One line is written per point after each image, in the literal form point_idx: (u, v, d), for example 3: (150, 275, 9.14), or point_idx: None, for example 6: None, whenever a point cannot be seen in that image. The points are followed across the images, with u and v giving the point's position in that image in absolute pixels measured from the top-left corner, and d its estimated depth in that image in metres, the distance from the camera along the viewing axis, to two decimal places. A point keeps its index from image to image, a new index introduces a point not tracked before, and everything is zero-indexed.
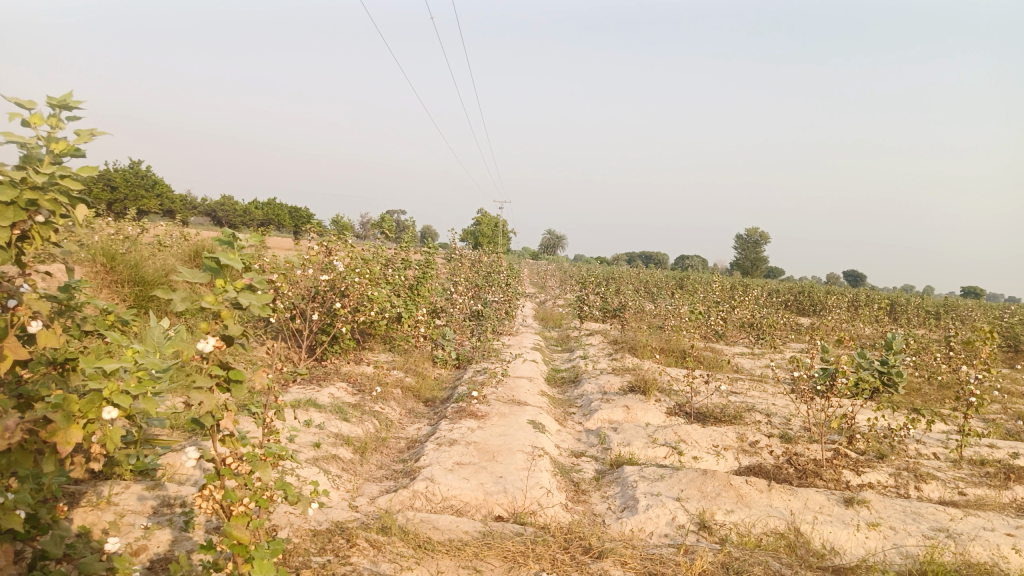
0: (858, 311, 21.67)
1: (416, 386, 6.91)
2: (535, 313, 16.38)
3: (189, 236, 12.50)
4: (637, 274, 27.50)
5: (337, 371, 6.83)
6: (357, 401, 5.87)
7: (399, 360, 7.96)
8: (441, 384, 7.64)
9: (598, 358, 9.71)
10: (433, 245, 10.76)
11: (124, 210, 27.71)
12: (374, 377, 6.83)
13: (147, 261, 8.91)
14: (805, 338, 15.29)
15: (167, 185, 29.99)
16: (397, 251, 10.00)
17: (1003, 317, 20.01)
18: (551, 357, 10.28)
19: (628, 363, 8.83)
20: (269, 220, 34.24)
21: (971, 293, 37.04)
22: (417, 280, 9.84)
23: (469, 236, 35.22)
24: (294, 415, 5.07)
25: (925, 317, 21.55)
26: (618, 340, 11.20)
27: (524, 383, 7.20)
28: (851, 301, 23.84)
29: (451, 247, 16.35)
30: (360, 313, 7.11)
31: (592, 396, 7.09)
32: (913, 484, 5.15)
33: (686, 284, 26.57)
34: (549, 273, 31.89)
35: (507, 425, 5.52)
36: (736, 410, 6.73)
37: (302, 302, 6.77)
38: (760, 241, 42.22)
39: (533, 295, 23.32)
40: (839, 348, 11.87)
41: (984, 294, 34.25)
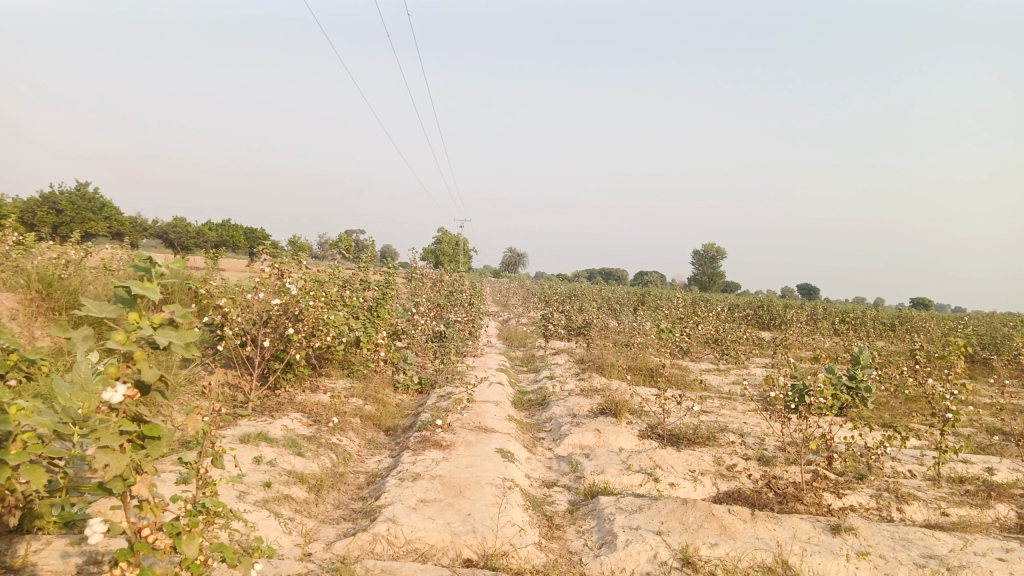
0: (817, 324, 21.88)
1: (377, 414, 6.56)
2: (499, 332, 16.08)
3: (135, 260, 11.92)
4: (599, 290, 27.44)
5: (291, 401, 6.44)
6: (313, 433, 5.50)
7: (358, 386, 7.58)
8: (402, 411, 7.29)
9: (565, 378, 9.45)
10: (393, 265, 10.41)
11: (69, 233, 26.67)
12: (331, 406, 6.46)
13: (87, 286, 8.39)
14: (769, 353, 15.28)
15: (116, 207, 29.01)
16: (354, 272, 9.64)
17: (956, 328, 20.40)
18: (517, 378, 9.98)
19: (596, 384, 8.59)
20: (223, 242, 33.37)
21: (921, 305, 37.97)
22: (376, 301, 9.48)
23: (429, 255, 34.83)
24: (243, 452, 4.69)
25: (882, 329, 21.86)
26: (584, 359, 10.97)
27: (491, 408, 6.89)
28: (810, 314, 24.10)
29: (411, 267, 15.99)
30: (316, 338, 6.75)
31: (561, 419, 6.82)
32: (895, 506, 4.98)
33: (647, 301, 26.58)
34: (510, 292, 31.66)
35: (474, 455, 5.20)
36: (709, 431, 6.52)
37: (254, 327, 6.38)
38: (718, 256, 42.70)
39: (495, 314, 23.04)
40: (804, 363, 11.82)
41: (933, 306, 35.13)
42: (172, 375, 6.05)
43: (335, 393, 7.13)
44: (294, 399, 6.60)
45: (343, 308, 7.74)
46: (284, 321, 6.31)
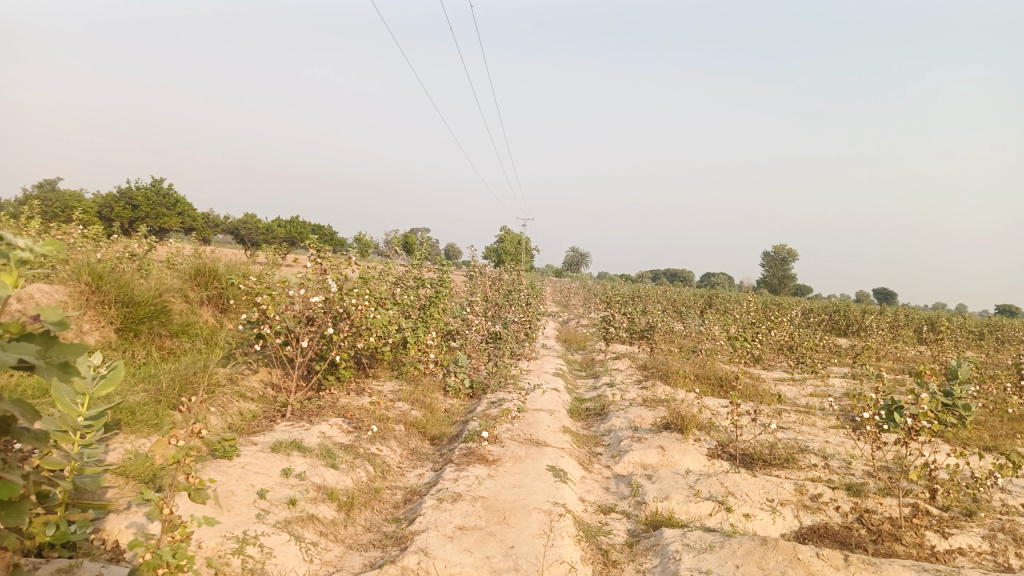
0: (898, 330, 20.56)
1: (422, 420, 6.13)
2: (558, 334, 15.58)
3: (194, 256, 11.89)
4: (663, 292, 26.61)
5: (332, 406, 6.08)
6: (352, 441, 5.12)
7: (406, 390, 7.18)
8: (451, 417, 6.87)
9: (626, 386, 8.88)
10: (448, 263, 10.02)
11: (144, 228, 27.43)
12: (374, 411, 6.08)
13: (139, 280, 8.28)
14: (848, 362, 14.25)
15: (189, 203, 29.72)
16: (408, 269, 9.29)
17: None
18: (575, 384, 9.46)
19: (659, 393, 7.99)
20: (290, 238, 33.85)
21: (1008, 312, 35.64)
22: (430, 300, 9.12)
23: (491, 253, 34.56)
24: (272, 463, 4.34)
25: (969, 337, 20.39)
26: (646, 365, 10.32)
27: (545, 417, 6.38)
28: (889, 319, 22.72)
29: (470, 265, 15.62)
30: (361, 338, 6.37)
31: (621, 433, 6.27)
32: (1014, 551, 4.24)
33: (714, 303, 25.61)
34: (572, 291, 31.08)
35: (523, 473, 4.71)
36: (786, 452, 5.85)
37: (296, 326, 6.06)
38: (788, 258, 41.01)
39: (555, 315, 22.56)
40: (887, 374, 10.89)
41: (1022, 313, 32.91)
42: (211, 375, 5.79)
43: (381, 397, 6.74)
44: (337, 403, 6.24)
45: (392, 306, 7.36)
46: (328, 319, 5.95)
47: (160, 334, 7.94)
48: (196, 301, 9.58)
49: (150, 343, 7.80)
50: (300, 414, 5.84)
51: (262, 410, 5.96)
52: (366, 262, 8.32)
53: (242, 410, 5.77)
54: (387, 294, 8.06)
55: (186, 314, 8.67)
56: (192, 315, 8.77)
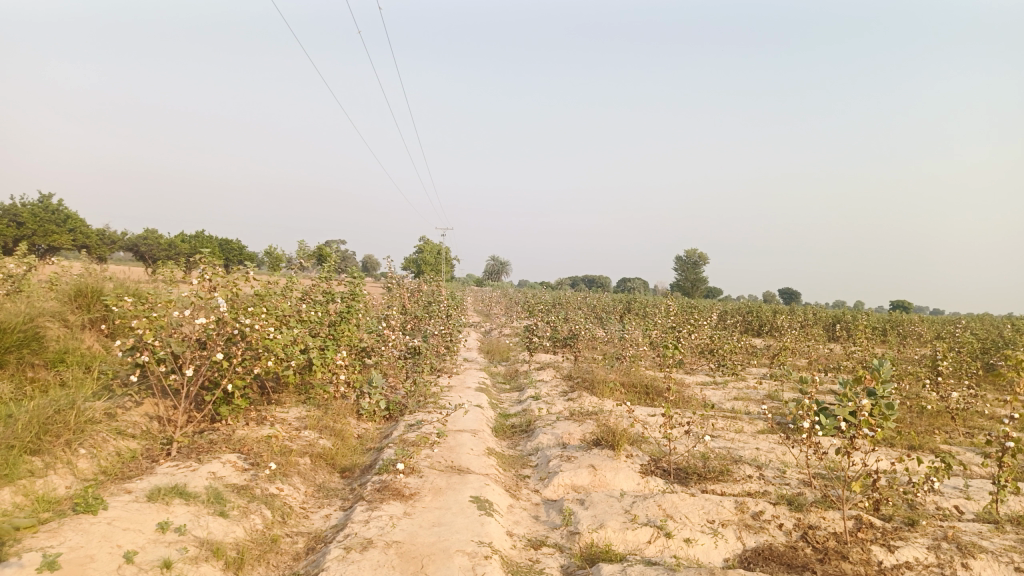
0: (809, 329, 21.15)
1: (330, 451, 5.54)
2: (480, 345, 15.13)
3: (79, 275, 10.81)
4: (584, 298, 26.61)
5: (227, 439, 5.42)
6: (247, 482, 4.49)
7: (314, 417, 6.55)
8: (365, 444, 6.30)
9: (552, 398, 8.51)
10: (360, 275, 9.41)
11: (31, 247, 25.31)
12: (277, 443, 5.46)
13: (5, 304, 7.31)
14: (766, 362, 14.42)
15: (81, 218, 27.65)
16: (316, 283, 8.64)
17: (950, 330, 19.77)
18: (498, 399, 9.02)
19: (586, 405, 7.66)
20: (197, 254, 32.09)
21: (901, 307, 37.64)
22: (341, 316, 8.50)
23: (409, 264, 33.79)
24: (146, 516, 3.69)
25: (874, 332, 21.20)
26: (571, 375, 9.99)
27: (467, 439, 5.90)
28: (800, 318, 23.41)
29: (386, 276, 14.98)
30: (260, 363, 5.74)
31: (549, 452, 5.86)
32: (961, 561, 4.04)
33: (634, 308, 25.78)
34: (493, 301, 30.73)
35: (443, 509, 4.22)
36: (721, 465, 5.58)
37: (183, 351, 5.38)
38: (700, 261, 42.03)
39: (477, 325, 22.10)
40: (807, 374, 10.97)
41: (914, 309, 34.90)
42: (81, 410, 5.03)
43: (285, 427, 6.10)
44: (234, 435, 5.58)
45: (297, 324, 6.73)
46: (220, 343, 5.31)
47: (30, 363, 7.02)
48: (77, 325, 8.61)
49: (18, 375, 6.87)
50: (189, 451, 5.15)
51: (145, 448, 5.23)
52: (268, 277, 7.65)
53: (121, 450, 5.04)
54: (292, 311, 7.40)
55: (63, 340, 7.73)
56: (71, 341, 7.84)
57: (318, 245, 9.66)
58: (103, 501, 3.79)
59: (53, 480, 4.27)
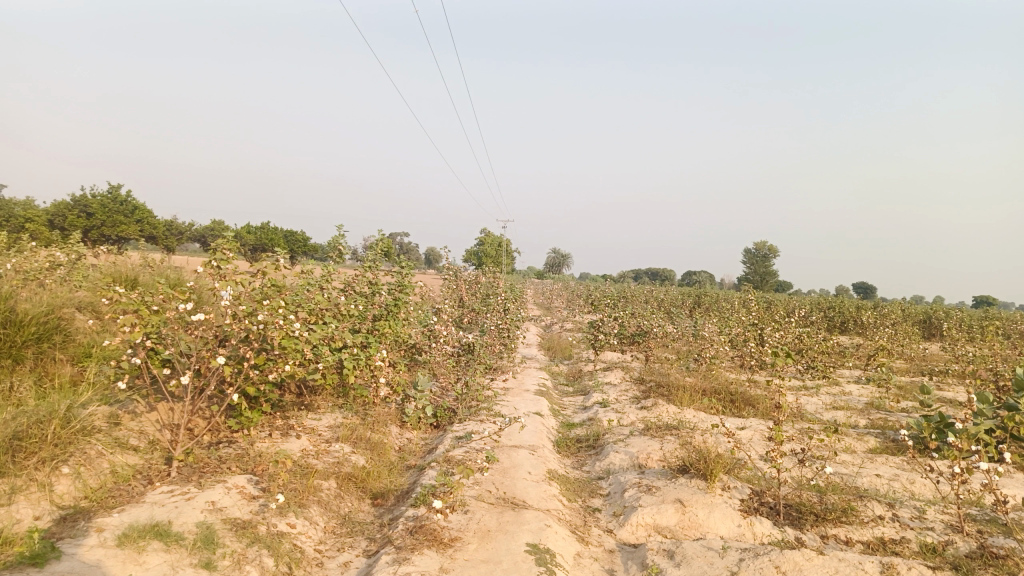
0: (898, 326, 19.39)
1: (361, 472, 4.64)
2: (542, 341, 14.13)
3: (124, 267, 10.26)
4: (650, 292, 25.31)
5: (243, 455, 4.59)
6: (251, 517, 3.62)
7: (349, 427, 5.68)
8: (405, 460, 5.40)
9: (623, 405, 7.46)
10: (412, 265, 8.51)
11: (100, 238, 25.50)
12: (299, 461, 4.60)
13: (25, 295, 6.66)
14: (858, 363, 13.00)
15: (148, 210, 27.76)
16: (362, 273, 7.78)
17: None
18: (561, 404, 8.02)
19: (664, 417, 6.58)
20: (260, 247, 32.01)
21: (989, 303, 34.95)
22: (387, 309, 7.63)
23: (470, 255, 33.03)
24: (106, 571, 2.84)
25: (971, 330, 19.29)
26: (643, 380, 8.88)
27: (525, 459, 4.92)
28: (887, 314, 21.57)
29: (445, 268, 14.11)
30: (282, 365, 4.90)
31: (624, 478, 4.83)
32: None
33: (703, 304, 24.34)
34: (555, 294, 29.68)
35: (492, 564, 3.25)
36: (843, 502, 4.44)
37: (193, 351, 4.59)
38: (769, 254, 40.10)
39: (538, 320, 21.12)
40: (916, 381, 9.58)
41: (1004, 305, 32.36)
42: (71, 419, 4.28)
43: (313, 439, 5.22)
44: (251, 451, 4.73)
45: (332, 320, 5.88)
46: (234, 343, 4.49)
47: (50, 359, 6.36)
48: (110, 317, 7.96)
49: (35, 372, 6.19)
50: (195, 468, 4.32)
51: (146, 464, 4.44)
52: (303, 265, 6.82)
53: (115, 467, 4.25)
54: (329, 304, 6.55)
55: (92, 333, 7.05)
56: (101, 334, 7.17)
57: (385, 240, 8.83)
58: (58, 548, 2.96)
59: (18, 510, 3.49)
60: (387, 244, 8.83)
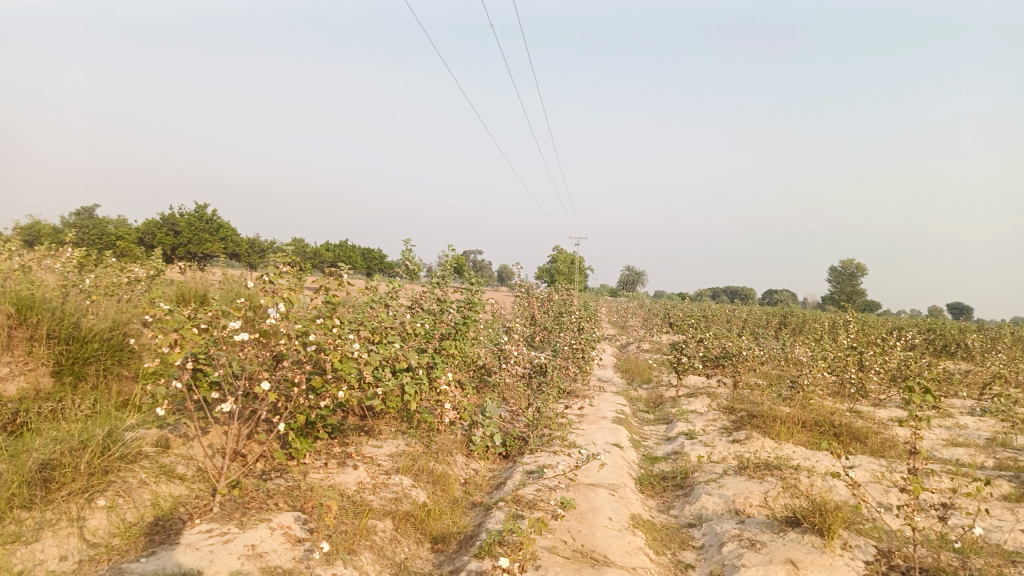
0: (1009, 351, 17.75)
1: (421, 512, 4.16)
2: (619, 362, 13.44)
3: (197, 284, 10.19)
4: (730, 311, 24.20)
5: (294, 490, 4.18)
6: (291, 567, 3.18)
7: (412, 458, 5.21)
8: (470, 496, 4.89)
9: (712, 438, 6.76)
10: (482, 282, 8.06)
11: (187, 256, 26.29)
12: (354, 498, 4.16)
13: (91, 310, 6.51)
14: (970, 392, 11.77)
15: (232, 229, 28.52)
16: (429, 290, 7.37)
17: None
18: (641, 434, 7.37)
19: (761, 455, 5.86)
20: (337, 264, 32.37)
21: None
22: (456, 328, 7.19)
23: (543, 273, 32.56)
24: None
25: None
26: (732, 409, 8.12)
27: (604, 503, 4.33)
28: (994, 338, 19.86)
29: (517, 285, 13.64)
30: (338, 389, 4.50)
31: (720, 527, 4.18)
32: None
33: (788, 325, 23.07)
34: (630, 312, 28.84)
35: None
36: (996, 567, 3.65)
37: (242, 372, 4.23)
38: (856, 273, 38.07)
39: (614, 339, 20.39)
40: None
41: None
42: (112, 446, 3.96)
43: (371, 470, 4.77)
44: (303, 484, 4.31)
45: (394, 339, 5.47)
46: (285, 366, 4.12)
47: (112, 377, 6.16)
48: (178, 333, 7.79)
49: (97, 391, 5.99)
50: (239, 503, 3.92)
51: (192, 495, 4.09)
52: (368, 281, 6.46)
53: (157, 499, 3.90)
54: (393, 323, 6.15)
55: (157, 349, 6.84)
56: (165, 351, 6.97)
57: (455, 256, 8.41)
58: None
59: (42, 551, 3.16)
60: (458, 260, 8.41)
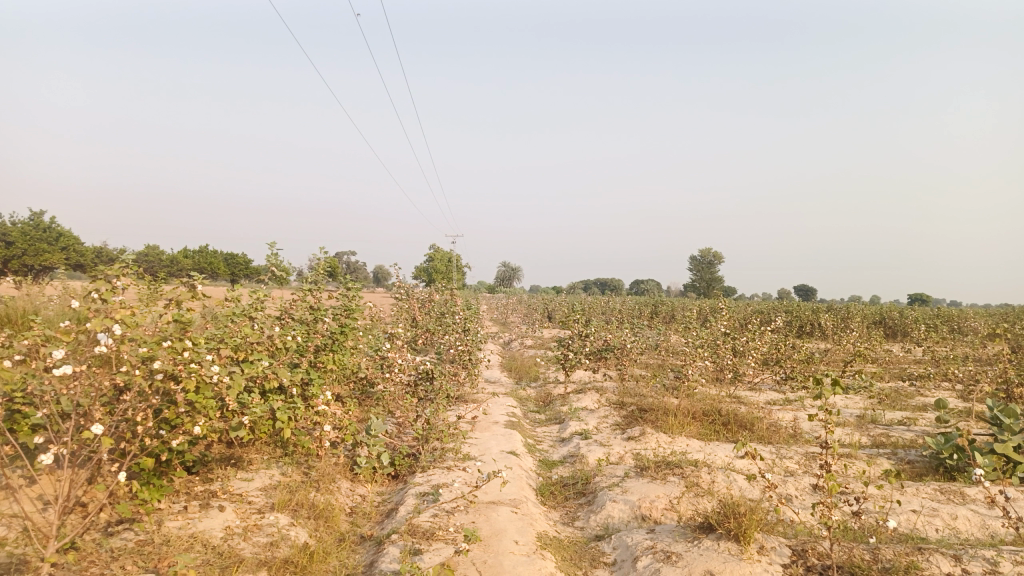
0: (858, 328, 19.14)
1: (303, 556, 3.63)
2: (504, 361, 13.19)
3: (27, 300, 8.90)
4: (605, 303, 24.64)
5: (147, 545, 3.54)
6: None
7: (289, 491, 4.63)
8: (358, 528, 4.40)
9: (607, 437, 6.59)
10: (359, 285, 7.49)
11: (21, 268, 23.46)
12: (221, 549, 3.57)
13: None
14: (833, 370, 12.45)
15: (74, 236, 25.83)
16: (300, 297, 6.73)
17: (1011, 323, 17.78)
18: (535, 437, 7.09)
19: (659, 453, 5.73)
20: (198, 271, 30.16)
21: (923, 301, 35.72)
22: (332, 338, 6.61)
23: (419, 272, 31.92)
24: None
25: (927, 329, 19.19)
26: (623, 404, 8.03)
27: (507, 525, 3.98)
28: (844, 317, 21.40)
29: (395, 286, 13.06)
30: (197, 420, 3.89)
31: (631, 539, 3.94)
32: None
33: (660, 313, 23.80)
34: (509, 308, 28.80)
35: None
36: (904, 555, 3.62)
37: (74, 411, 3.52)
38: (715, 261, 40.19)
39: (495, 336, 20.19)
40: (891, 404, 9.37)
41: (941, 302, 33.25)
42: None
43: (242, 511, 4.18)
44: (160, 536, 3.67)
45: (262, 357, 4.89)
46: (128, 399, 3.47)
47: None
48: None
49: None
50: (78, 569, 3.24)
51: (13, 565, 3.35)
52: (229, 291, 5.78)
53: None
54: (260, 338, 5.51)
55: None
56: None
57: (328, 258, 7.79)
58: None
59: None
60: (330, 263, 7.79)
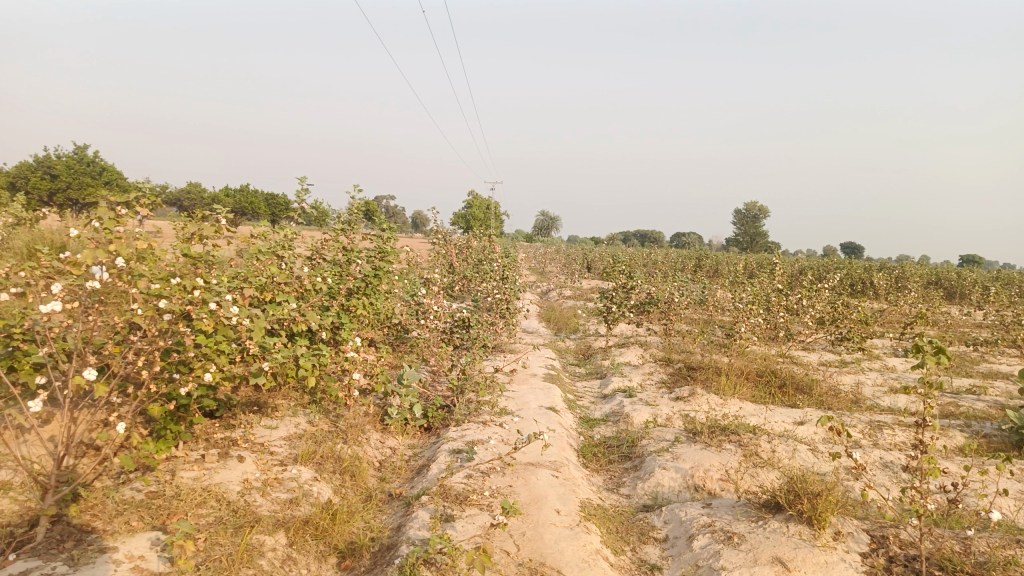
0: (913, 289, 18.24)
1: (324, 517, 3.32)
2: (543, 311, 12.79)
3: (61, 233, 8.72)
4: (647, 254, 24.00)
5: (156, 497, 3.27)
6: None
7: (314, 442, 4.33)
8: (385, 485, 4.09)
9: (653, 396, 6.17)
10: (393, 227, 7.09)
11: (66, 201, 23.58)
12: (235, 506, 3.28)
13: None
14: (891, 332, 11.81)
15: (117, 172, 25.93)
16: (332, 236, 6.35)
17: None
18: (575, 392, 6.71)
19: (710, 416, 5.30)
20: (240, 211, 30.15)
21: (975, 262, 34.26)
22: (364, 280, 6.25)
23: (458, 219, 31.52)
24: None
25: (988, 293, 18.23)
26: (669, 360, 7.58)
27: (548, 491, 3.62)
28: (898, 277, 20.45)
29: (433, 230, 12.66)
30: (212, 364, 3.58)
31: (685, 513, 3.55)
32: None
33: (704, 267, 23.09)
34: (548, 257, 28.30)
35: None
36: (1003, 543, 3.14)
37: (79, 350, 3.22)
38: (760, 215, 38.97)
39: (533, 286, 19.80)
40: (960, 372, 8.70)
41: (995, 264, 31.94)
42: None
43: (263, 462, 3.89)
44: (174, 488, 3.39)
45: (289, 299, 4.58)
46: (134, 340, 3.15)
47: None
48: None
49: None
50: (79, 523, 2.97)
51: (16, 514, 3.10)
52: (257, 227, 5.45)
53: None
54: (288, 278, 5.17)
55: None
56: None
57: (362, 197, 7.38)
58: None
59: None
60: (366, 202, 7.38)
